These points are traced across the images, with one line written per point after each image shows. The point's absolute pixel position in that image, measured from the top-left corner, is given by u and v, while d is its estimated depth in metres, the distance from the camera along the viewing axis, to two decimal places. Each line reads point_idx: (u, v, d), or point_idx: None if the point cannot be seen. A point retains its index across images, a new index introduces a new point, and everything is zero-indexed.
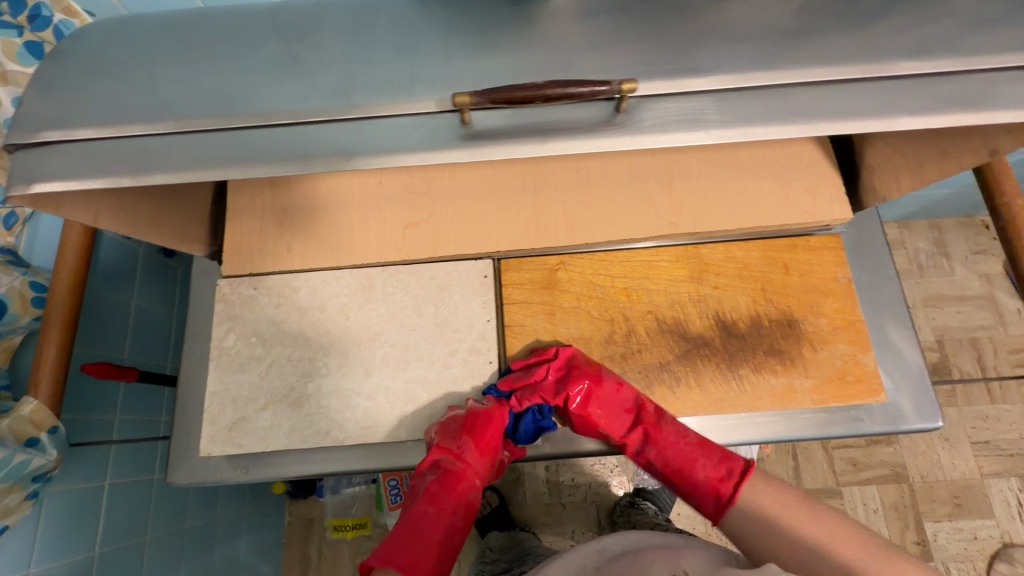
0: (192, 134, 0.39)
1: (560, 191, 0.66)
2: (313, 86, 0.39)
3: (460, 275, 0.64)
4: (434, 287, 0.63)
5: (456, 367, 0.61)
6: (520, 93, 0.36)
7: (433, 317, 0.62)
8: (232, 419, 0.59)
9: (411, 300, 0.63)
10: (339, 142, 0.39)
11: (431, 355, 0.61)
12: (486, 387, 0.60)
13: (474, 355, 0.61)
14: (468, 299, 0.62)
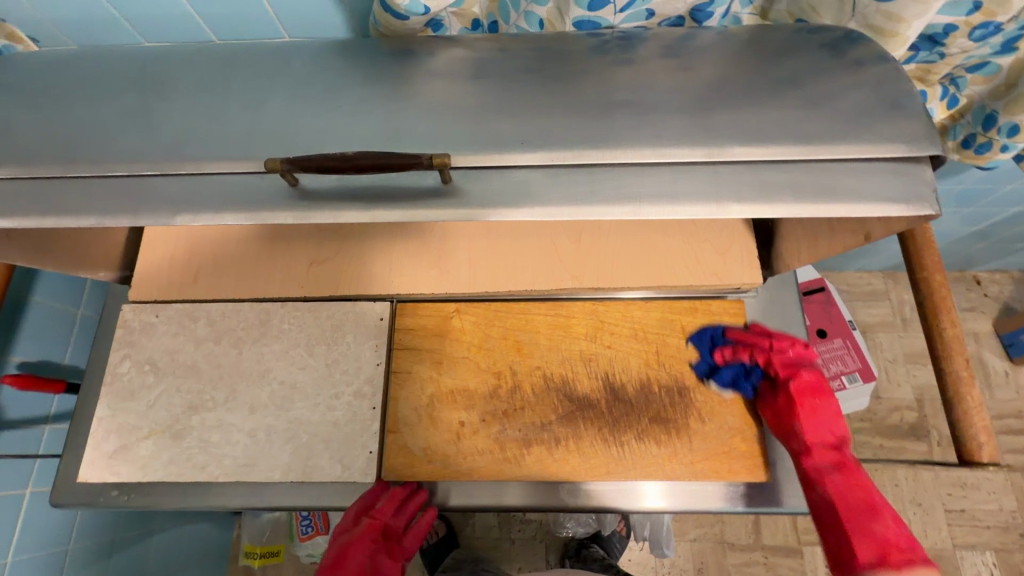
0: (30, 182, 0.40)
1: (467, 236, 0.65)
2: (153, 145, 0.41)
3: (357, 316, 0.63)
4: (329, 327, 0.63)
5: (338, 410, 0.60)
6: (330, 162, 0.36)
7: (323, 357, 0.62)
8: (115, 446, 0.60)
9: (304, 338, 0.63)
10: (169, 197, 0.39)
11: (316, 395, 0.61)
12: (365, 433, 0.59)
13: (358, 399, 0.60)
14: (360, 341, 0.62)
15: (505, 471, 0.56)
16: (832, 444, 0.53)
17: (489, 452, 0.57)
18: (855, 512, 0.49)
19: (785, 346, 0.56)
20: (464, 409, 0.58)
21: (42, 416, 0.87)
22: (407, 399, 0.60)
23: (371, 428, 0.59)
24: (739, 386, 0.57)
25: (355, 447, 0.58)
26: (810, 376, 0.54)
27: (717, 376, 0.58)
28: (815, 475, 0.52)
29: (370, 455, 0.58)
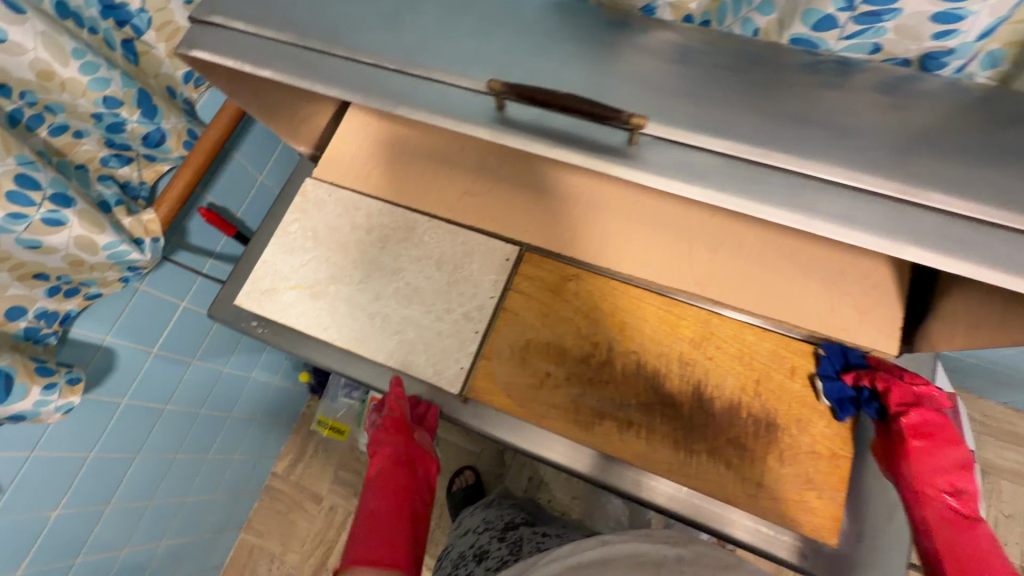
0: (298, 48, 0.49)
1: (609, 216, 0.69)
2: (397, 44, 0.48)
3: (487, 250, 0.69)
4: (461, 250, 0.70)
5: (446, 322, 0.66)
6: (543, 96, 0.41)
7: (448, 274, 0.69)
8: (268, 286, 0.72)
9: (437, 253, 0.70)
10: (396, 90, 0.46)
11: (431, 303, 0.67)
12: (461, 350, 0.64)
13: (465, 321, 0.65)
14: (483, 271, 0.68)
15: (571, 432, 0.59)
16: (949, 488, 0.52)
17: (564, 409, 0.60)
18: (965, 569, 0.50)
19: (910, 386, 0.54)
20: (554, 362, 0.62)
21: (210, 249, 1.05)
22: (506, 337, 0.64)
23: (467, 348, 0.64)
24: (848, 407, 0.55)
25: (449, 360, 0.64)
26: (923, 425, 0.53)
27: (843, 406, 0.56)
28: (924, 522, 0.52)
29: (460, 370, 0.63)
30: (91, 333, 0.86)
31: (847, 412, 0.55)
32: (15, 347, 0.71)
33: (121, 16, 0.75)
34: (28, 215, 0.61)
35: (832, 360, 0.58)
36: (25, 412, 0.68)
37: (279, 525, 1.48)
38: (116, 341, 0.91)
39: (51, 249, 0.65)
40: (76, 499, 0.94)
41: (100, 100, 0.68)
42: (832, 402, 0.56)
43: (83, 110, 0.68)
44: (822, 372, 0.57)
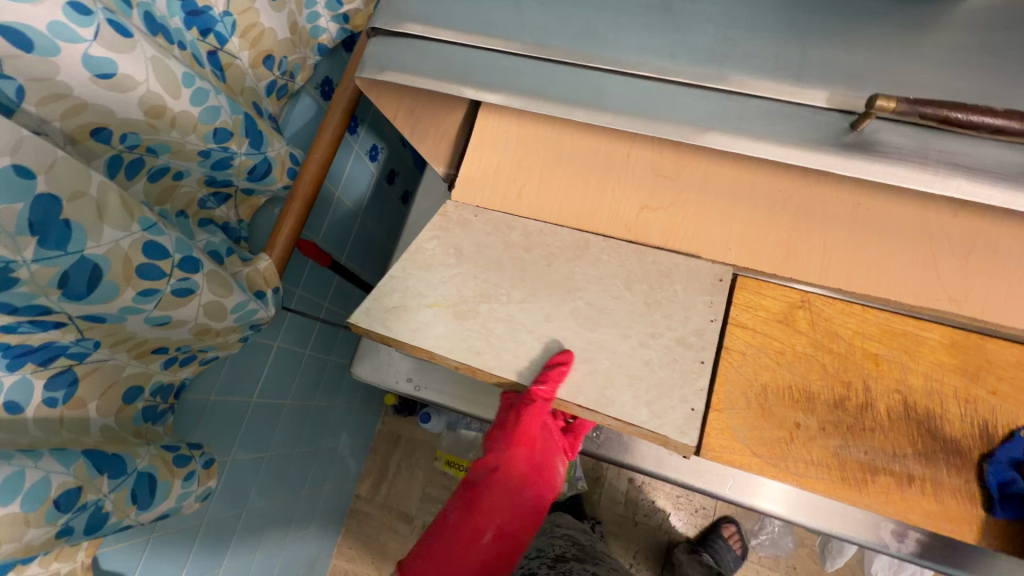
0: (541, 63, 0.38)
1: (829, 223, 0.57)
2: (687, 48, 0.35)
3: (692, 270, 0.58)
4: (654, 271, 0.59)
5: (653, 348, 0.56)
6: (963, 114, 0.29)
7: (642, 294, 0.58)
8: (396, 304, 0.61)
9: (624, 271, 0.59)
10: (696, 113, 0.35)
11: (627, 327, 0.57)
12: (686, 386, 0.54)
13: (681, 346, 0.55)
14: (692, 292, 0.57)
15: (843, 493, 0.50)
16: None
17: (826, 466, 0.51)
18: None
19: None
20: (803, 411, 0.52)
21: (297, 279, 0.93)
22: (735, 384, 0.54)
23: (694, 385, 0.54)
24: (1010, 504, 0.47)
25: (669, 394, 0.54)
26: None
27: (1012, 502, 0.47)
28: None
29: (692, 411, 0.53)
30: (199, 394, 0.76)
31: (1010, 508, 0.47)
32: (137, 432, 0.61)
33: (204, 24, 0.61)
34: (158, 288, 0.49)
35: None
36: (169, 511, 0.59)
37: (369, 549, 1.41)
38: (220, 398, 0.81)
39: (180, 323, 0.54)
40: (192, 569, 0.86)
41: (210, 134, 0.55)
42: (996, 491, 0.48)
43: (190, 148, 0.55)
44: (998, 455, 0.48)
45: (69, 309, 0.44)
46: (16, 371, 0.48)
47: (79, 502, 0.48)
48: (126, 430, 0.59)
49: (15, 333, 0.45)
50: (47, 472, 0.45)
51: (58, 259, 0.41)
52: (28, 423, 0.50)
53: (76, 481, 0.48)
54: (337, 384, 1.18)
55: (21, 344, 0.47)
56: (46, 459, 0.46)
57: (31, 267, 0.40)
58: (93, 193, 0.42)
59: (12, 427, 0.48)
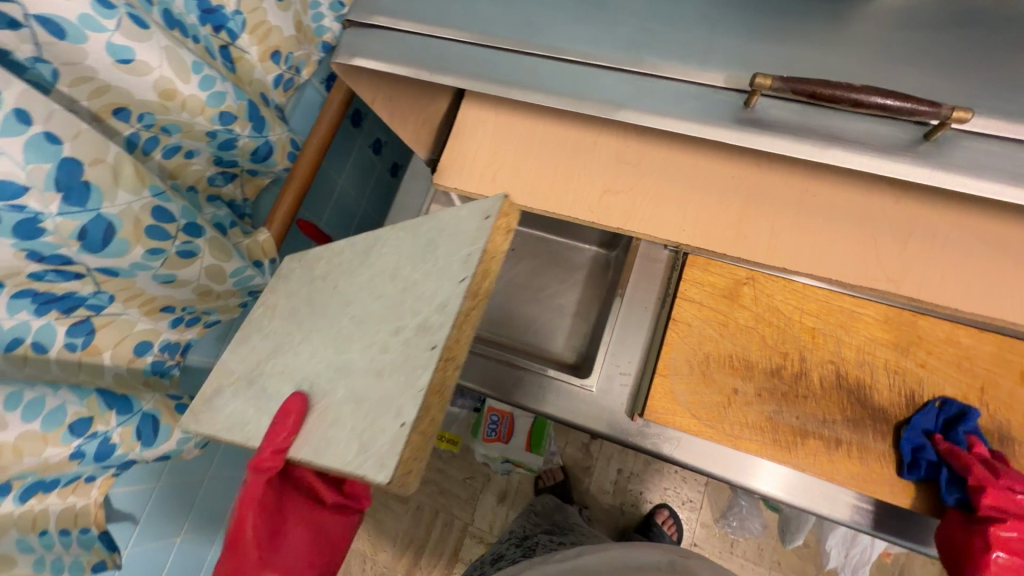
0: (487, 50, 0.43)
1: (774, 208, 0.62)
2: (612, 36, 0.41)
3: (457, 222, 0.43)
4: (419, 250, 0.46)
5: (390, 349, 0.41)
6: (829, 91, 0.34)
7: (402, 282, 0.45)
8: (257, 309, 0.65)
9: (395, 260, 0.48)
10: (616, 93, 0.40)
11: (373, 330, 0.44)
12: (406, 389, 0.37)
13: (418, 334, 0.40)
14: (449, 252, 0.42)
15: (774, 454, 0.54)
16: None
17: (759, 429, 0.55)
18: None
19: (1014, 496, 0.46)
20: (741, 377, 0.56)
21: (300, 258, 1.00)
22: (680, 352, 0.58)
23: (414, 386, 0.36)
24: (919, 468, 0.50)
25: (383, 415, 0.37)
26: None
27: (920, 466, 0.50)
28: None
29: (401, 430, 0.35)
30: (203, 358, 0.83)
31: (917, 473, 0.51)
32: (147, 383, 0.68)
33: (217, 21, 0.70)
34: (164, 248, 0.57)
35: (941, 418, 0.52)
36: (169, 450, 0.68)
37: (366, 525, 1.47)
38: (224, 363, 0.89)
39: (184, 282, 0.62)
40: (194, 522, 0.94)
41: (216, 117, 0.62)
42: (907, 456, 0.51)
43: (199, 129, 0.62)
44: (915, 422, 0.52)
45: (88, 260, 0.52)
46: (44, 317, 0.56)
47: (89, 430, 0.60)
48: (135, 378, 0.66)
49: (43, 281, 0.53)
50: (63, 401, 0.58)
51: (78, 215, 0.48)
52: (50, 362, 0.57)
53: (87, 413, 0.60)
54: None
55: (47, 292, 0.54)
56: (64, 390, 0.58)
57: (56, 220, 0.47)
58: (110, 160, 0.50)
59: (38, 365, 0.56)
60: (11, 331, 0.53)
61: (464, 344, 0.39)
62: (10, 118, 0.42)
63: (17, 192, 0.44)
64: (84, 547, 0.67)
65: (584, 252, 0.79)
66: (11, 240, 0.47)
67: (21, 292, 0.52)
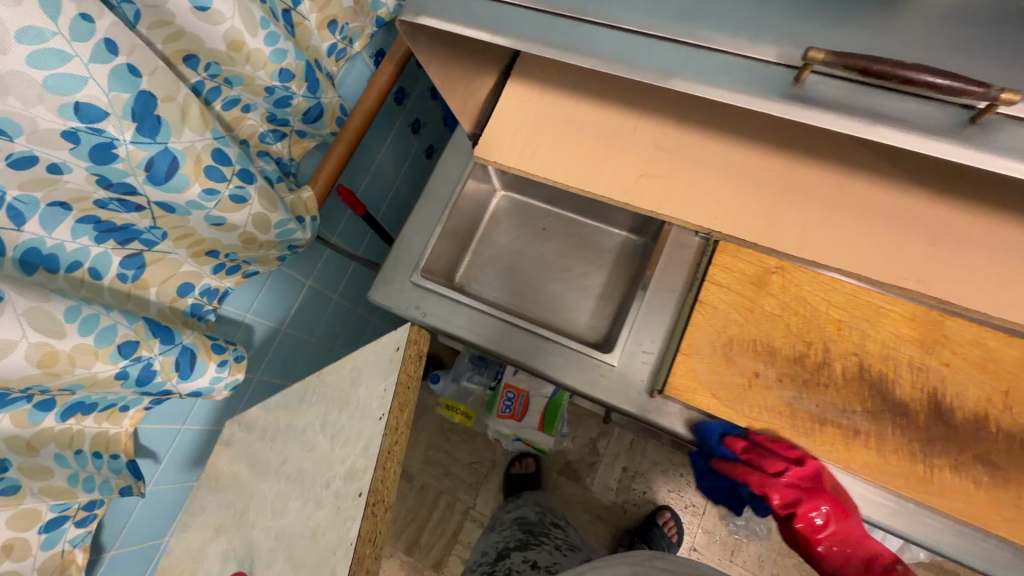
0: (544, 16, 0.45)
1: (807, 201, 0.63)
2: (667, 8, 0.42)
3: (375, 357, 0.67)
4: (345, 391, 0.69)
5: (331, 491, 0.64)
6: (878, 66, 0.35)
7: (329, 438, 0.68)
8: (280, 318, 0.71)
9: (322, 412, 0.70)
10: (666, 62, 0.42)
11: (320, 482, 0.66)
12: (342, 534, 0.59)
13: (350, 477, 0.62)
14: (370, 389, 0.65)
15: (789, 438, 0.54)
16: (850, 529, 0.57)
17: (777, 413, 0.55)
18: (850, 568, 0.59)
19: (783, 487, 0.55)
20: (763, 362, 0.57)
21: (334, 224, 1.03)
22: (703, 334, 0.59)
23: (346, 540, 0.59)
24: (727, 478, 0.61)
25: (325, 564, 0.59)
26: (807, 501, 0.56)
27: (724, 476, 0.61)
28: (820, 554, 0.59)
29: None
30: (234, 310, 0.87)
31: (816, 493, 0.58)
32: (185, 323, 0.71)
33: None
34: (219, 190, 0.59)
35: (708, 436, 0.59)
36: (201, 389, 0.68)
37: None
38: (255, 317, 0.93)
39: (231, 227, 0.65)
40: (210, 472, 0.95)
41: (276, 73, 0.65)
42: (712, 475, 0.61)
43: (258, 83, 0.65)
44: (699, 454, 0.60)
45: (150, 193, 0.55)
46: (101, 246, 0.59)
47: (136, 354, 0.58)
48: (175, 317, 0.70)
49: (106, 210, 0.56)
50: (115, 322, 0.56)
51: (148, 146, 0.51)
52: (103, 288, 0.61)
53: (136, 336, 0.58)
54: (360, 335, 1.28)
55: (109, 221, 0.57)
56: (116, 312, 0.57)
57: (128, 147, 0.51)
58: (179, 100, 0.52)
59: (92, 289, 0.59)
60: (71, 253, 0.56)
61: (394, 465, 0.63)
62: (98, 45, 0.44)
63: (97, 116, 0.47)
64: (113, 472, 0.69)
65: (613, 236, 0.80)
66: (86, 163, 0.50)
67: (85, 217, 0.55)
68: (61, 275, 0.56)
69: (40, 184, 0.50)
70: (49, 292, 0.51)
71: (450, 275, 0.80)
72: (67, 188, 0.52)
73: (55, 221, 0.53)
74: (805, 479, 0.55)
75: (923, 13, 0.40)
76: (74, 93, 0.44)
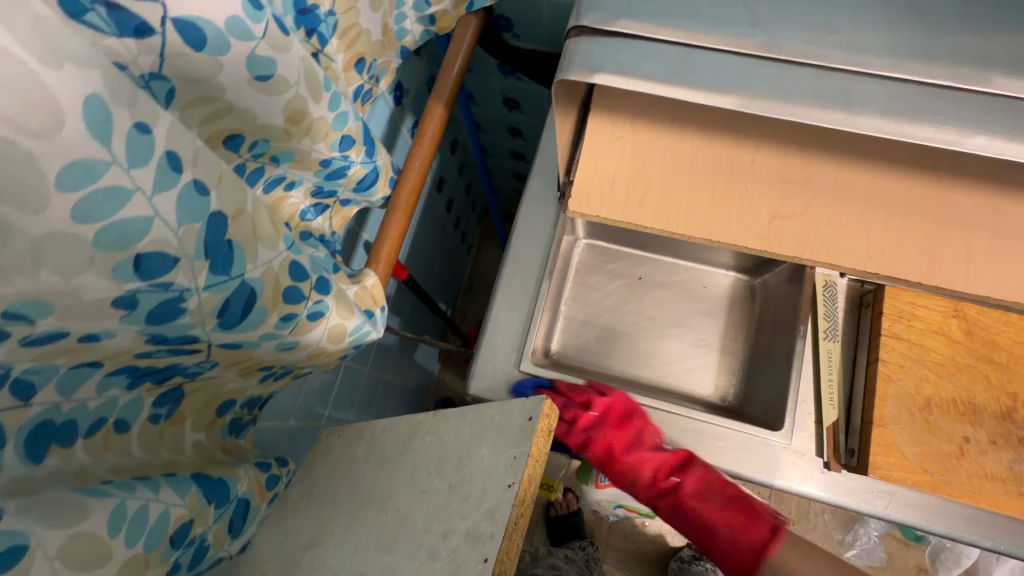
0: (774, 64, 0.35)
1: (970, 229, 0.54)
2: (945, 48, 0.33)
3: (502, 419, 0.44)
4: (462, 441, 0.47)
5: (443, 559, 0.41)
6: None
7: (446, 480, 0.46)
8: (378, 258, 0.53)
9: (436, 454, 0.49)
10: (962, 116, 0.32)
11: (423, 533, 0.44)
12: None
13: (469, 543, 0.40)
14: (495, 453, 0.42)
15: (1020, 508, 0.48)
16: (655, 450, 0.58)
17: (1000, 480, 0.49)
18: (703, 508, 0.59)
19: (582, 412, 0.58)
20: (971, 423, 0.51)
21: None
22: (896, 399, 0.52)
23: None
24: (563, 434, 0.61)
25: None
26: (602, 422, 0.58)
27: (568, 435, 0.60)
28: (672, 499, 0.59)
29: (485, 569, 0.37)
30: (276, 422, 0.72)
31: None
32: (223, 448, 0.56)
33: (310, 23, 0.55)
34: (297, 312, 0.45)
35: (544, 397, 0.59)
36: (251, 538, 0.57)
37: None
38: (294, 420, 0.76)
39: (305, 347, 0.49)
40: None
41: (337, 142, 0.51)
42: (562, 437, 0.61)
43: (314, 158, 0.50)
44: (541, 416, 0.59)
45: (216, 338, 0.40)
46: (132, 391, 0.43)
47: (189, 536, 0.47)
48: (213, 446, 0.54)
49: (149, 357, 0.40)
50: (166, 505, 0.44)
51: (224, 286, 0.38)
52: (131, 442, 0.45)
53: (189, 514, 0.47)
54: (387, 400, 1.12)
55: (148, 366, 0.41)
56: (165, 490, 0.45)
57: (201, 297, 0.36)
58: (251, 210, 0.39)
59: (120, 450, 0.44)
60: (94, 411, 0.41)
61: (516, 556, 0.38)
62: (162, 166, 0.32)
63: (164, 265, 0.33)
64: None
65: (719, 278, 0.72)
66: (139, 326, 0.35)
67: (119, 369, 0.40)
68: (81, 444, 0.40)
69: (63, 352, 0.34)
70: (89, 498, 0.39)
71: (547, 345, 0.68)
72: (101, 350, 0.36)
73: (76, 382, 0.38)
74: (614, 417, 0.58)
75: None
76: (137, 242, 0.31)
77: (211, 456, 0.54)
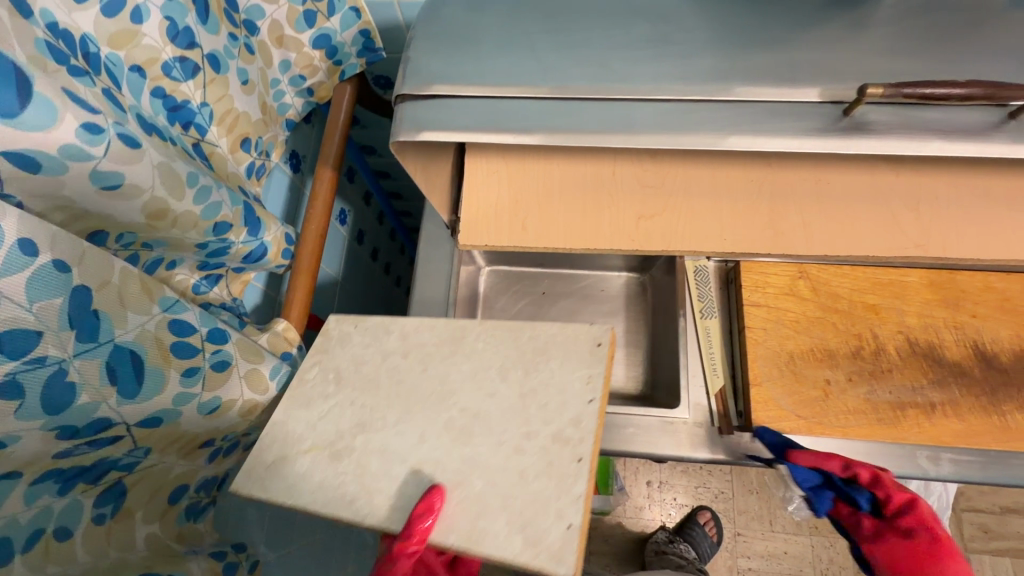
0: (565, 102, 0.41)
1: (801, 202, 0.59)
2: (693, 70, 0.41)
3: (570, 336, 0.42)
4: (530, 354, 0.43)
5: (528, 459, 0.39)
6: (935, 90, 0.37)
7: (515, 385, 0.42)
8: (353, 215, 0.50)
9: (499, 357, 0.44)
10: (715, 123, 0.40)
11: (499, 434, 0.41)
12: (562, 498, 0.36)
13: (557, 445, 0.38)
14: (566, 368, 0.41)
15: (881, 433, 0.55)
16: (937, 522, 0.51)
17: (861, 412, 0.56)
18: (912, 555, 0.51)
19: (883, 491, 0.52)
20: (829, 367, 0.58)
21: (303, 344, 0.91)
22: (766, 358, 0.59)
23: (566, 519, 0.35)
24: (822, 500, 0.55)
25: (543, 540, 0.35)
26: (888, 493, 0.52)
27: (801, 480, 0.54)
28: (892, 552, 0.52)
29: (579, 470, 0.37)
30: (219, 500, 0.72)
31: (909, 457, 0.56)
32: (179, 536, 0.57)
33: (184, 118, 0.59)
34: (197, 365, 0.47)
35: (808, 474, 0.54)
36: None
37: None
38: None
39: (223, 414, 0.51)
40: None
41: (210, 229, 0.54)
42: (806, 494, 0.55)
43: (189, 242, 0.53)
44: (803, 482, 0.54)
45: (129, 414, 0.44)
46: (67, 495, 0.46)
47: None
48: (167, 536, 0.55)
49: (69, 456, 0.44)
50: None
51: (95, 350, 0.41)
52: (75, 548, 0.47)
53: None
54: None
55: (73, 466, 0.45)
56: None
57: (74, 364, 0.40)
58: (118, 281, 0.42)
59: (61, 558, 0.46)
60: (28, 524, 0.43)
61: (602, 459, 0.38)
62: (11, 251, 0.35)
63: (29, 338, 0.37)
64: None
65: (614, 279, 0.78)
66: (42, 421, 0.39)
67: (44, 475, 0.43)
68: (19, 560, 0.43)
69: None
70: None
71: None
72: (17, 456, 0.40)
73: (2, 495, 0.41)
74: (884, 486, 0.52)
75: (924, 26, 0.41)
76: None
77: (164, 548, 0.55)
